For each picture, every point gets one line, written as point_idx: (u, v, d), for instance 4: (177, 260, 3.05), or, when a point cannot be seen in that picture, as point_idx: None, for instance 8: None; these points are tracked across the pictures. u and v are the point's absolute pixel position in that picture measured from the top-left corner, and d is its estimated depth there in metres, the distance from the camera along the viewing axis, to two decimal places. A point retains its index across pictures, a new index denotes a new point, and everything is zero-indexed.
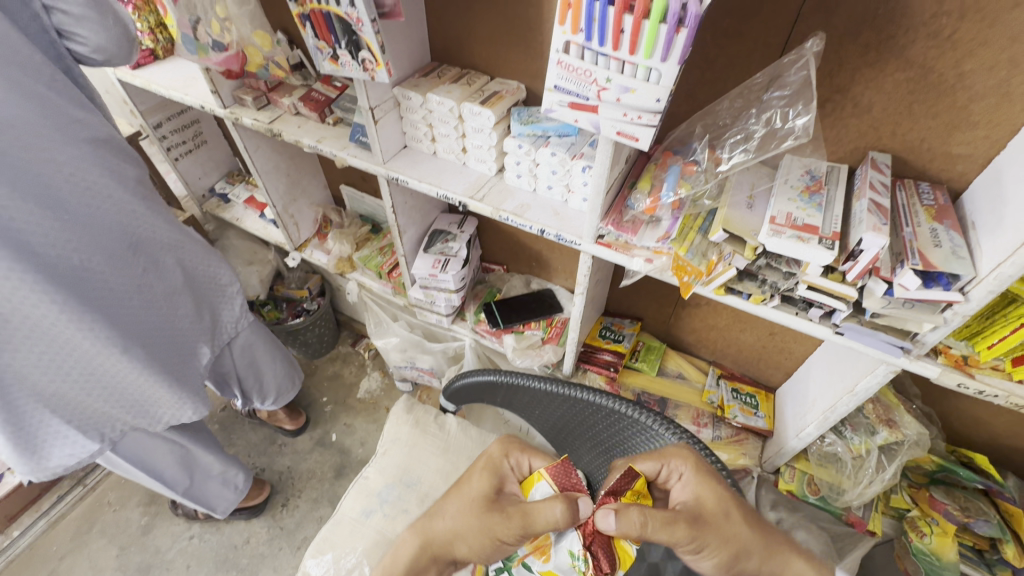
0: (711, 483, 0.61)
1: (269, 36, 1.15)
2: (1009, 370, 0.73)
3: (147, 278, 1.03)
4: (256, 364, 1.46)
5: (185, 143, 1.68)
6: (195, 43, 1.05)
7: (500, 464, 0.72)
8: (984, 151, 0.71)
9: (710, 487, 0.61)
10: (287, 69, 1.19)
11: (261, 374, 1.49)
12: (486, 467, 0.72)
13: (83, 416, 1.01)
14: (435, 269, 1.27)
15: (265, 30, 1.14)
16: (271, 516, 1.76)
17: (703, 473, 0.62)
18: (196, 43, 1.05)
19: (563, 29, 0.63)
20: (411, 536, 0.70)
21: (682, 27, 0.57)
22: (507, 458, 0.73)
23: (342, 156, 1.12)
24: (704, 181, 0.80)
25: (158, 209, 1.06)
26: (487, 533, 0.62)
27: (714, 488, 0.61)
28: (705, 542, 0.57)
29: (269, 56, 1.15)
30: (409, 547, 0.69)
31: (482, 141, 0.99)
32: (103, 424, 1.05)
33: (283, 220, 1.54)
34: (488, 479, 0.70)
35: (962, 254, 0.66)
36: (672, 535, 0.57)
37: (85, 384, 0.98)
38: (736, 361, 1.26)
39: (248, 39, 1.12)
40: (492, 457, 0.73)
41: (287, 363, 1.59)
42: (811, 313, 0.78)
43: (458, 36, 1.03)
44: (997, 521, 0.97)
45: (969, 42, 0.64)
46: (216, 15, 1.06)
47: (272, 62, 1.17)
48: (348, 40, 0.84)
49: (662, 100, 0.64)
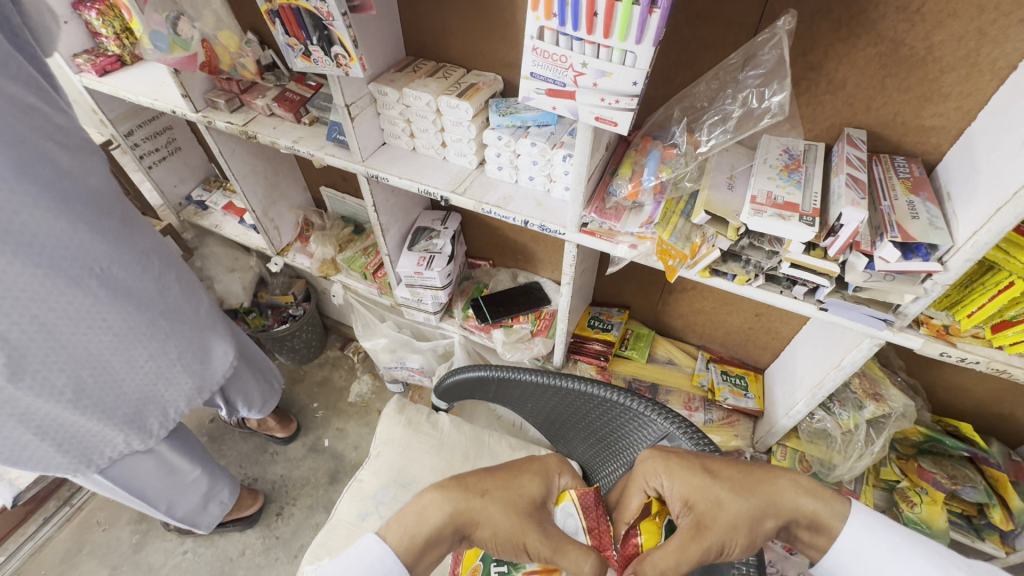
0: (689, 477, 0.61)
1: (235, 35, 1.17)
2: (989, 337, 0.74)
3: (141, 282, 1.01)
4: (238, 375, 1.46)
5: (158, 150, 1.64)
6: (170, 37, 1.04)
7: (552, 477, 0.66)
8: (955, 123, 0.72)
9: (685, 478, 0.61)
10: (255, 71, 1.20)
11: (243, 386, 1.51)
12: (539, 471, 0.65)
13: (84, 436, 1.03)
14: (420, 267, 1.26)
15: (232, 30, 1.16)
16: (266, 526, 1.74)
17: (678, 474, 0.62)
18: (170, 37, 1.04)
19: (537, 15, 0.63)
20: (441, 499, 0.59)
21: (655, 7, 0.56)
22: (559, 474, 0.67)
23: (320, 156, 1.10)
24: (684, 164, 0.81)
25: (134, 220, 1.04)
26: (518, 539, 0.58)
27: (691, 479, 0.61)
28: (717, 545, 0.57)
29: (237, 57, 1.18)
30: (434, 514, 0.58)
31: (461, 134, 0.98)
32: (100, 446, 1.07)
33: (263, 225, 1.51)
34: (540, 484, 0.64)
35: (939, 224, 0.67)
36: (694, 560, 0.56)
37: (90, 411, 1.00)
38: (724, 344, 1.27)
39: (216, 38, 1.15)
40: (548, 465, 0.67)
41: (259, 375, 1.61)
42: (795, 291, 0.79)
43: (431, 29, 1.02)
44: (984, 487, 1.00)
45: (938, 13, 0.65)
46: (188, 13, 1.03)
47: (241, 63, 1.19)
48: (320, 36, 0.82)
49: (639, 83, 0.64)
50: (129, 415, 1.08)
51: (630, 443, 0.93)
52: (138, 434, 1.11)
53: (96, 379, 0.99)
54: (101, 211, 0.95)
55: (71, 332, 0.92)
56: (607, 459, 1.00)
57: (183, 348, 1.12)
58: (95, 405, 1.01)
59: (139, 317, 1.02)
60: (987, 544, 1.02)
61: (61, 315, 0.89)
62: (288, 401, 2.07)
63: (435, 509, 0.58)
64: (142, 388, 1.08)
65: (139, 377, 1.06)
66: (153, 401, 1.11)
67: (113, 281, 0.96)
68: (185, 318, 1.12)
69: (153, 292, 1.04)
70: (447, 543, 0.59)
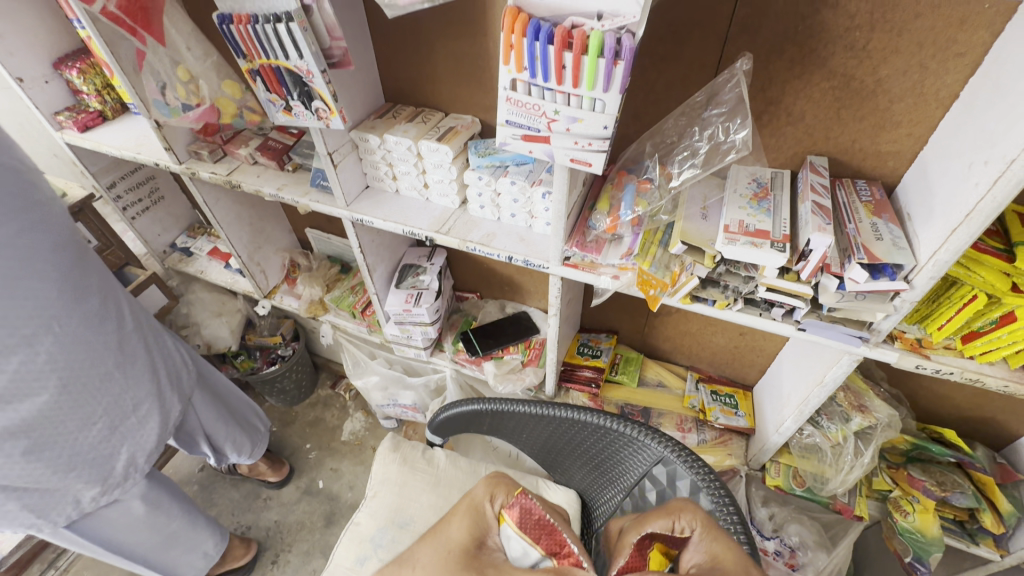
0: (724, 543, 0.59)
1: (237, 83, 1.14)
2: (960, 347, 0.77)
3: (92, 342, 1.01)
4: (217, 418, 1.46)
5: (141, 201, 1.65)
6: (167, 107, 1.06)
7: (483, 507, 0.73)
8: (909, 148, 0.76)
9: (723, 546, 0.59)
10: (261, 112, 1.18)
11: (226, 432, 1.50)
12: (468, 509, 0.73)
13: (45, 494, 1.01)
14: (408, 304, 1.27)
15: (233, 78, 1.13)
16: (262, 574, 1.82)
17: (714, 531, 0.61)
18: (167, 107, 1.06)
19: (508, 68, 0.66)
20: None
21: (619, 60, 0.60)
22: (491, 500, 0.74)
23: (305, 202, 1.12)
24: (659, 196, 0.84)
25: (94, 278, 1.04)
26: None
27: (728, 547, 0.59)
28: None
29: (241, 104, 1.15)
30: None
31: (443, 175, 1.01)
32: (63, 503, 1.04)
33: (249, 269, 1.52)
34: (468, 528, 0.70)
35: (902, 245, 0.70)
36: None
37: (59, 469, 1.00)
38: (712, 364, 1.29)
39: (217, 91, 1.11)
40: (475, 498, 0.74)
41: (245, 421, 1.61)
42: (774, 313, 0.81)
43: (409, 76, 1.05)
44: (972, 492, 1.01)
45: (883, 50, 0.69)
46: (180, 78, 1.05)
47: (246, 109, 1.16)
48: (301, 92, 0.85)
49: (610, 127, 0.67)
50: (89, 470, 1.05)
51: (626, 467, 0.94)
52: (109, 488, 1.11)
53: (65, 434, 0.99)
54: (59, 265, 0.96)
55: (25, 393, 0.91)
56: (605, 486, 1.01)
57: (140, 401, 1.12)
58: (68, 457, 1.01)
59: (95, 371, 1.02)
60: (983, 548, 1.03)
61: (13, 370, 0.89)
62: (280, 444, 2.16)
63: None
64: (111, 445, 1.08)
65: (100, 434, 1.05)
66: (116, 457, 1.09)
67: (69, 335, 0.96)
68: (145, 368, 1.13)
69: (110, 347, 1.05)
70: None
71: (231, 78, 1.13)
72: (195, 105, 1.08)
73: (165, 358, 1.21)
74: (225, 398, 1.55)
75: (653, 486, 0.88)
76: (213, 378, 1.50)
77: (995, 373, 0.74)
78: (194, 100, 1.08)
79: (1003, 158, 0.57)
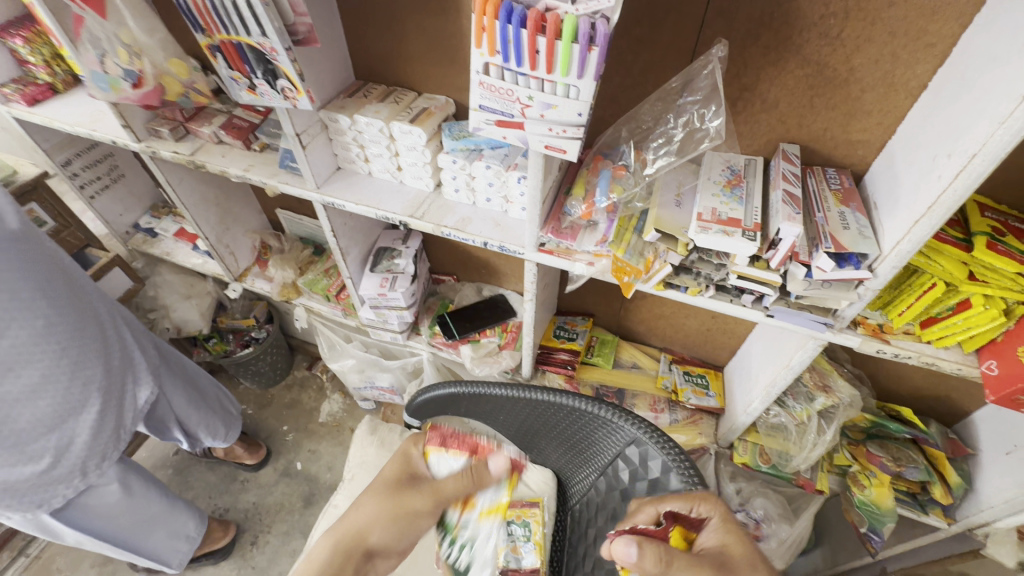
0: (737, 537, 0.59)
1: (184, 62, 1.08)
2: (919, 332, 0.80)
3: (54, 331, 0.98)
4: (188, 400, 1.46)
5: (100, 179, 1.57)
6: (106, 77, 0.96)
7: (409, 450, 0.82)
8: (878, 136, 0.78)
9: (738, 541, 0.59)
10: (209, 94, 1.14)
11: (198, 416, 1.49)
12: (398, 456, 0.82)
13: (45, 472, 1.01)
14: (383, 288, 1.26)
15: (179, 56, 1.07)
16: (240, 556, 1.83)
17: (734, 528, 0.59)
18: (107, 77, 0.96)
19: (481, 51, 0.64)
20: (326, 541, 0.75)
21: (594, 45, 0.58)
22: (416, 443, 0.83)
23: (273, 184, 1.08)
24: (634, 183, 0.84)
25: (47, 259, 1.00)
26: (402, 512, 0.75)
27: (739, 543, 0.58)
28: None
29: (189, 84, 1.09)
30: (321, 555, 0.73)
31: (416, 158, 0.99)
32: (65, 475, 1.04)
33: (217, 252, 1.48)
34: (401, 465, 0.80)
35: (868, 234, 0.72)
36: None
37: (30, 455, 0.98)
38: (685, 346, 1.32)
39: (162, 68, 1.04)
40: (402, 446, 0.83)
41: (219, 406, 1.60)
42: (744, 299, 0.83)
43: (380, 53, 1.01)
44: (925, 466, 1.05)
45: (856, 39, 0.69)
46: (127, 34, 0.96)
47: (193, 89, 1.11)
48: (265, 69, 0.81)
49: (584, 114, 0.66)
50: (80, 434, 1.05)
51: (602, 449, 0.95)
52: (92, 463, 1.09)
53: (30, 418, 0.97)
54: None
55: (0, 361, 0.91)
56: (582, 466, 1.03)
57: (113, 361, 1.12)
58: (46, 427, 0.99)
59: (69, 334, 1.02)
60: (932, 517, 1.08)
61: None
62: (257, 426, 2.15)
63: (319, 552, 0.74)
64: (89, 428, 1.07)
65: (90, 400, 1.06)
66: (108, 420, 1.10)
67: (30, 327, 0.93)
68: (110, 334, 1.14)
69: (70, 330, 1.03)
70: (351, 565, 0.73)
71: (179, 55, 1.06)
72: (138, 75, 0.99)
73: (126, 345, 1.18)
74: (197, 382, 1.52)
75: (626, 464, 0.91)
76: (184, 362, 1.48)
77: (950, 356, 0.77)
78: (137, 68, 0.99)
79: (966, 152, 0.58)
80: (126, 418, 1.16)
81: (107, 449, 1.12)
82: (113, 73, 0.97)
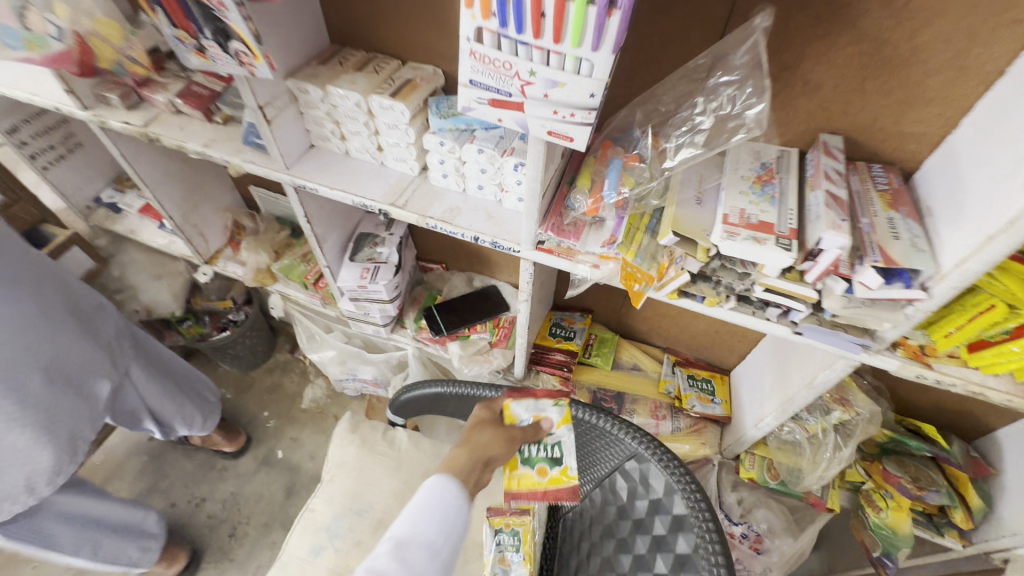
0: None
1: (116, 23, 0.90)
2: (965, 357, 0.70)
3: None
4: (167, 389, 1.35)
5: (53, 149, 1.42)
6: (24, 32, 0.79)
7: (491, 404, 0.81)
8: (937, 129, 0.66)
9: None
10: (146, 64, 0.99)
11: (172, 407, 1.38)
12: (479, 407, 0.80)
13: None
14: (365, 280, 1.14)
15: (111, 16, 0.89)
16: (218, 547, 1.77)
17: None
18: (24, 33, 0.79)
19: (471, 14, 0.52)
20: (463, 450, 0.74)
21: (614, 10, 0.47)
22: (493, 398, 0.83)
23: (236, 162, 0.96)
24: (650, 176, 0.72)
25: None
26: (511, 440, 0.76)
27: None
28: None
29: (122, 51, 0.93)
30: (460, 458, 0.73)
31: (399, 137, 0.87)
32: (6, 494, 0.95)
33: (184, 232, 1.35)
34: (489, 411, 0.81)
35: (922, 247, 0.61)
36: None
37: None
38: (690, 347, 1.23)
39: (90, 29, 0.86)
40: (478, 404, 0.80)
41: (196, 394, 1.49)
42: (769, 312, 0.73)
43: (360, 13, 0.88)
44: (947, 490, 0.97)
45: (925, 12, 0.58)
46: None
47: (128, 57, 0.95)
48: (215, 29, 0.68)
49: (598, 95, 0.54)
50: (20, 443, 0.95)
51: (598, 464, 0.84)
52: (41, 478, 1.00)
53: None
54: None
55: None
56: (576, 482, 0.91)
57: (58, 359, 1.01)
58: None
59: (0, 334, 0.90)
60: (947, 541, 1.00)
61: None
62: (236, 412, 2.06)
63: (458, 459, 0.73)
64: (27, 441, 0.96)
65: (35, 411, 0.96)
66: (59, 430, 1.01)
67: None
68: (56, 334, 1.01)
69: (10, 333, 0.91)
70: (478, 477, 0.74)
71: (112, 15, 0.89)
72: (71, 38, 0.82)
73: (78, 338, 1.06)
74: (171, 369, 1.41)
75: (624, 480, 0.79)
76: (155, 349, 1.36)
77: (1000, 386, 0.68)
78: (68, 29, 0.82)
79: None
80: (81, 421, 1.05)
81: (59, 462, 1.02)
82: (37, 30, 0.79)
